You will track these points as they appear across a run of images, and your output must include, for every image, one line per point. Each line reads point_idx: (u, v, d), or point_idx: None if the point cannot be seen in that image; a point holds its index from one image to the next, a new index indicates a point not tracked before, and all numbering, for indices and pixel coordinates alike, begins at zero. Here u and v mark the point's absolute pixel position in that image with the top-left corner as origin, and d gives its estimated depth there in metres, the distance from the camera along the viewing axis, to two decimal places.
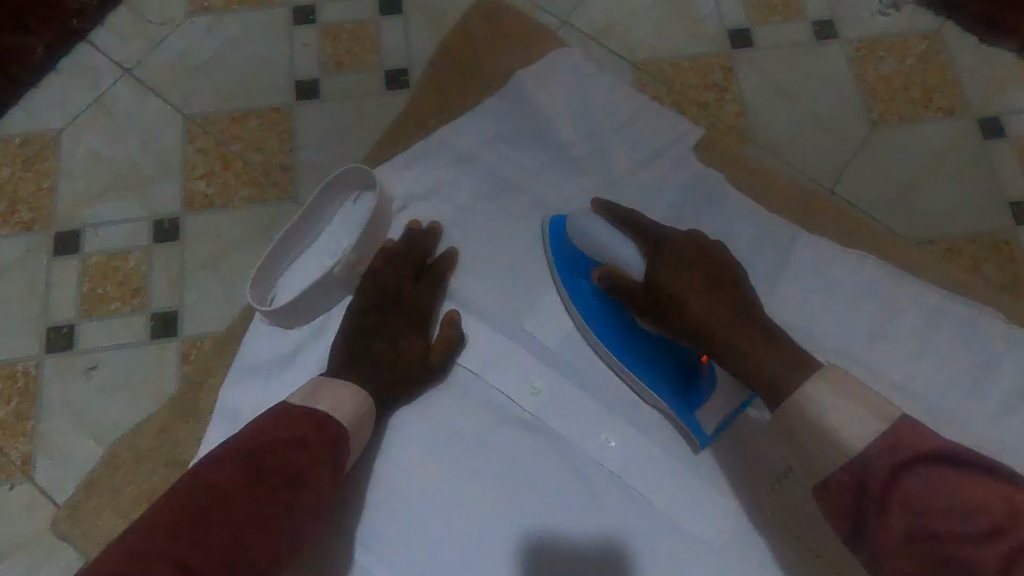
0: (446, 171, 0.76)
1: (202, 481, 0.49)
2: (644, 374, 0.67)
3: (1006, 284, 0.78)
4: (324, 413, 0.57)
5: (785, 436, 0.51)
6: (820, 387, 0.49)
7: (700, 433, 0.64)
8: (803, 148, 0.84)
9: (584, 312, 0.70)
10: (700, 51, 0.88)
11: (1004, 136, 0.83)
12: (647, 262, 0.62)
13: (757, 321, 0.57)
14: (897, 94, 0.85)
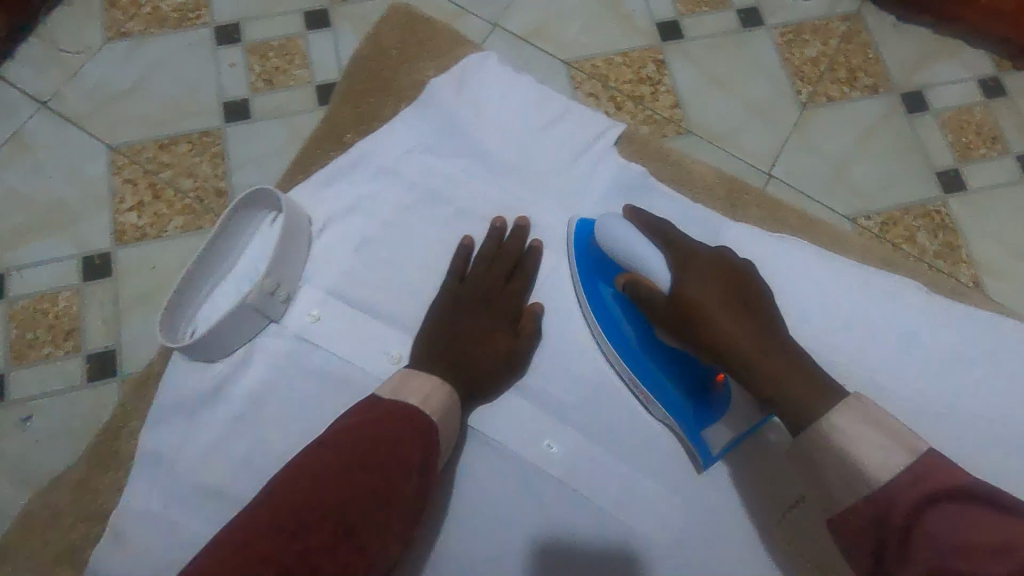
0: (367, 170, 0.69)
1: (301, 472, 0.47)
2: (659, 391, 0.62)
3: (940, 251, 0.82)
4: (410, 406, 0.53)
5: (804, 466, 0.50)
6: (857, 420, 0.48)
7: (707, 452, 0.61)
8: (739, 135, 0.86)
9: (602, 321, 0.64)
10: (630, 45, 0.89)
11: (927, 109, 0.88)
12: (679, 275, 0.58)
13: (784, 348, 0.54)
14: (823, 75, 0.89)
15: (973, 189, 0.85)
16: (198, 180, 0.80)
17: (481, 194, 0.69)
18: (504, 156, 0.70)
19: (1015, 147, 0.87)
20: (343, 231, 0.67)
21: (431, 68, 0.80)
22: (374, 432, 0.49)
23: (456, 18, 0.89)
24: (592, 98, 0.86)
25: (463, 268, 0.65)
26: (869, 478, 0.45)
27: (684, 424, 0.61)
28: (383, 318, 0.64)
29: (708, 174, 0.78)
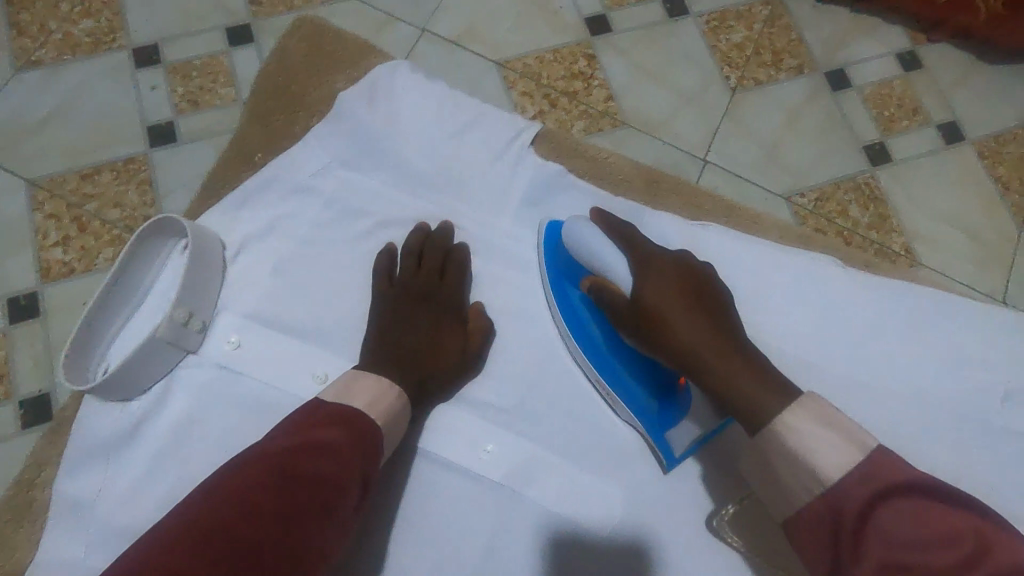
0: (298, 186, 0.67)
1: (228, 488, 0.45)
2: (624, 393, 0.62)
3: (872, 223, 0.85)
4: (353, 412, 0.52)
5: (760, 466, 0.50)
6: (808, 420, 0.47)
7: (670, 453, 0.60)
8: (672, 123, 0.87)
9: (568, 322, 0.65)
10: (560, 42, 0.89)
11: (851, 85, 0.91)
12: (641, 275, 0.58)
13: (742, 350, 0.53)
14: (750, 60, 0.91)
15: (899, 160, 0.88)
16: (126, 210, 0.78)
17: (415, 207, 0.69)
18: (435, 165, 0.70)
19: (934, 117, 0.91)
20: (263, 253, 0.65)
21: (340, 80, 0.79)
22: (312, 439, 0.48)
23: (383, 25, 0.88)
24: (526, 97, 0.86)
25: (390, 269, 0.65)
26: (820, 476, 0.45)
27: (648, 426, 0.61)
28: (308, 338, 0.63)
29: (628, 167, 0.79)
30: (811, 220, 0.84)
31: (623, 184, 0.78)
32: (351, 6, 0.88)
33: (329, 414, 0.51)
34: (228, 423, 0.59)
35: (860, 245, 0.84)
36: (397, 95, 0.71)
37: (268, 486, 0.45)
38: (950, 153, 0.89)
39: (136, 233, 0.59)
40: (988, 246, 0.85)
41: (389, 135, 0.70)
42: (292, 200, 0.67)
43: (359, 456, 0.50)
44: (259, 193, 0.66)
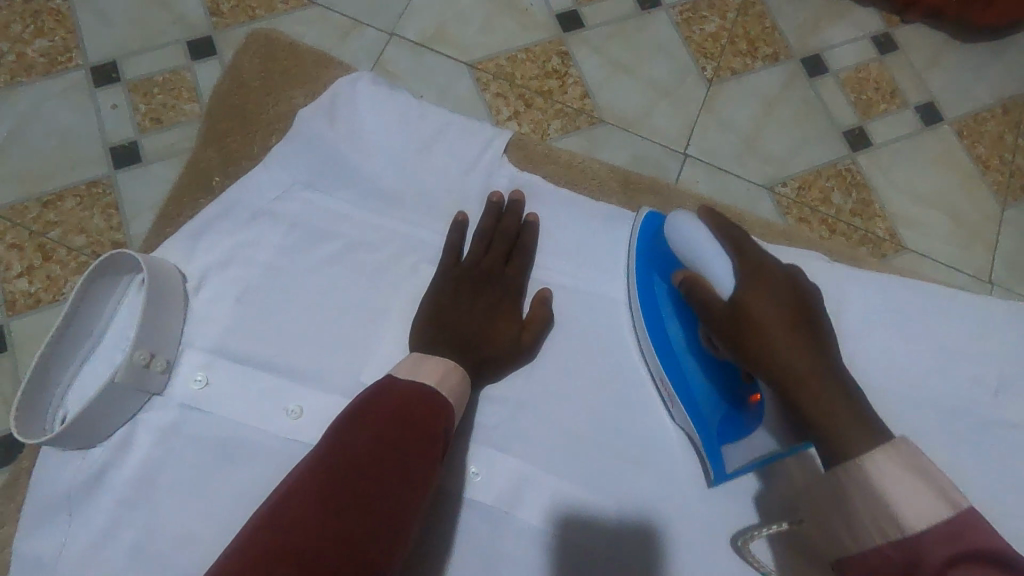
0: (270, 204, 0.65)
1: (334, 449, 0.46)
2: (688, 394, 0.62)
3: (856, 209, 0.84)
4: (430, 387, 0.52)
5: (833, 500, 0.49)
6: (896, 467, 0.46)
7: (719, 467, 0.61)
8: (650, 118, 0.86)
9: (644, 308, 0.65)
10: (532, 40, 0.87)
11: (827, 70, 0.90)
12: (743, 282, 0.55)
13: (842, 385, 0.52)
14: (724, 49, 0.89)
15: (879, 144, 0.87)
16: (93, 236, 0.75)
17: (389, 219, 0.67)
18: (411, 176, 0.68)
19: (912, 99, 0.90)
20: (225, 281, 0.63)
21: (298, 98, 0.77)
22: (403, 415, 0.48)
23: (349, 30, 0.86)
24: (500, 99, 0.85)
25: (459, 247, 0.65)
26: (902, 520, 0.45)
27: (705, 434, 0.61)
28: (274, 371, 0.60)
29: (602, 171, 0.77)
30: (794, 210, 0.83)
31: (599, 189, 0.77)
32: (315, 13, 0.86)
33: (411, 387, 0.51)
34: (200, 467, 0.57)
35: (844, 232, 0.83)
36: (368, 107, 0.69)
37: (371, 463, 0.45)
38: (930, 135, 0.89)
39: (90, 273, 0.56)
40: (971, 227, 0.85)
41: (361, 149, 0.68)
42: (265, 221, 0.65)
43: (444, 430, 0.50)
44: (228, 217, 0.64)
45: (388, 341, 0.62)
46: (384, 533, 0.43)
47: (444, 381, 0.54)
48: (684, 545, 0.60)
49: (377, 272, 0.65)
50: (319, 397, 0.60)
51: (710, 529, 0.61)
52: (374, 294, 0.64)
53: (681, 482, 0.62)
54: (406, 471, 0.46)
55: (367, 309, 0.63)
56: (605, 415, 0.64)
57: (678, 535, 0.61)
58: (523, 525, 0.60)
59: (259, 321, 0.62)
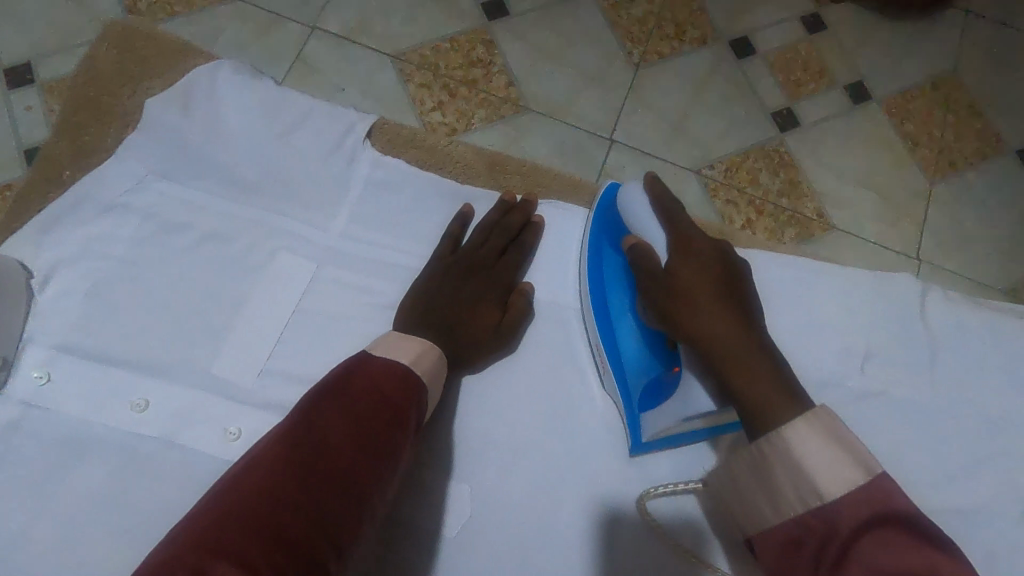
0: (166, 200, 0.63)
1: (303, 429, 0.45)
2: (617, 361, 0.61)
3: (783, 190, 0.84)
4: (402, 364, 0.51)
5: (748, 464, 0.48)
6: (815, 436, 0.45)
7: (638, 431, 0.60)
8: (576, 104, 0.85)
9: (592, 275, 0.64)
10: (457, 29, 0.87)
11: (755, 52, 0.90)
12: (677, 253, 0.58)
13: (768, 355, 0.52)
14: (652, 34, 0.89)
15: (808, 124, 0.87)
16: None
17: (287, 212, 0.64)
18: (311, 166, 0.66)
19: (840, 78, 0.90)
20: (72, 271, 0.60)
21: (156, 88, 0.72)
22: (370, 390, 0.47)
23: (270, 25, 0.85)
24: (423, 89, 0.84)
25: (369, 243, 0.65)
26: (820, 489, 0.43)
27: (627, 400, 0.61)
28: (125, 364, 0.58)
29: (468, 154, 0.72)
30: (720, 192, 0.83)
31: (464, 172, 0.72)
32: (234, 8, 0.85)
33: (382, 363, 0.50)
34: (80, 474, 0.55)
35: (771, 213, 0.83)
36: (268, 95, 0.67)
37: (334, 439, 0.44)
38: (859, 114, 0.88)
39: None
40: (899, 205, 0.85)
41: (260, 140, 0.66)
42: (157, 216, 0.63)
43: (412, 406, 0.49)
44: (118, 213, 0.62)
45: (264, 335, 0.60)
46: (346, 511, 0.42)
47: (421, 359, 0.53)
48: (594, 534, 0.60)
49: (250, 267, 0.62)
50: (177, 391, 0.58)
51: (620, 517, 0.61)
52: (275, 288, 0.62)
53: (595, 471, 0.62)
54: (373, 448, 0.45)
55: (241, 307, 0.61)
56: (515, 406, 0.63)
57: (589, 523, 0.60)
58: (431, 520, 0.59)
59: (133, 315, 0.60)
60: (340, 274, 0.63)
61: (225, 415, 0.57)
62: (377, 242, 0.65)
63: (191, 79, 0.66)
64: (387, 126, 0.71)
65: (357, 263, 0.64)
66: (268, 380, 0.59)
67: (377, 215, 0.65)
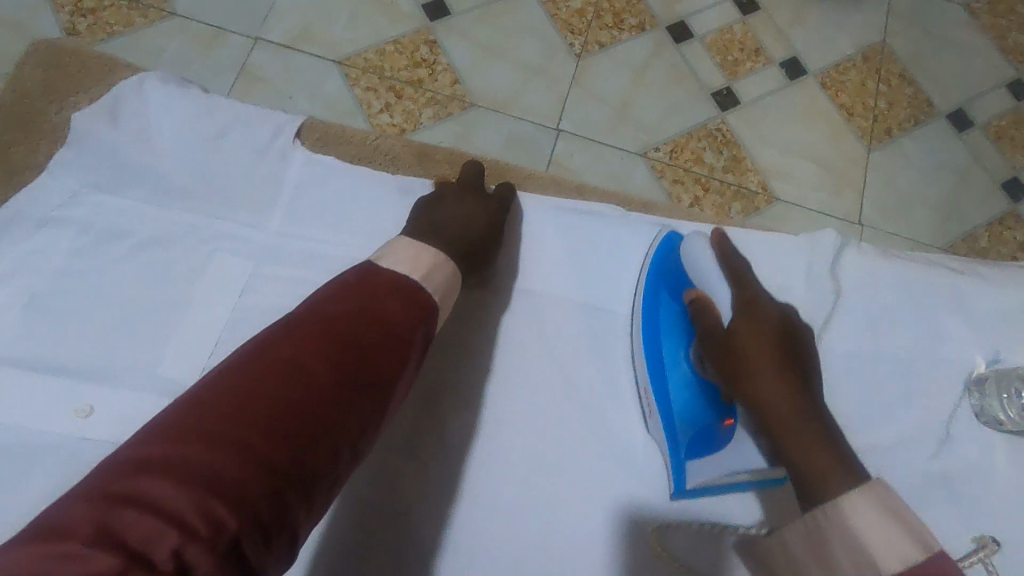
0: (100, 210, 0.62)
1: (280, 354, 0.39)
2: (666, 411, 0.60)
3: (728, 166, 0.87)
4: (409, 279, 0.47)
5: (799, 542, 0.43)
6: (873, 511, 0.40)
7: (681, 481, 0.59)
8: (522, 96, 0.87)
9: (647, 326, 0.63)
10: (400, 32, 0.88)
11: (693, 36, 0.92)
12: (741, 318, 0.56)
13: (824, 418, 0.49)
14: (591, 24, 0.91)
15: (748, 102, 0.90)
16: None
17: (227, 214, 0.63)
18: (252, 166, 0.65)
19: (776, 56, 0.93)
20: (13, 288, 0.59)
21: (83, 102, 0.72)
22: (361, 312, 0.42)
23: (213, 38, 0.85)
24: (370, 92, 0.85)
25: (311, 239, 0.63)
26: (876, 561, 0.38)
27: (674, 450, 0.59)
28: (68, 373, 0.58)
29: (396, 146, 0.70)
30: (667, 172, 0.85)
31: (392, 163, 0.70)
32: (175, 23, 0.85)
33: (383, 279, 0.45)
34: (22, 488, 0.53)
35: (717, 189, 0.86)
36: (203, 99, 0.66)
37: (307, 368, 0.38)
38: (796, 89, 0.91)
39: None
40: (839, 172, 0.88)
41: (198, 144, 0.64)
42: (92, 226, 0.62)
43: (416, 328, 0.44)
44: (57, 225, 0.62)
45: (212, 336, 0.60)
46: (321, 443, 0.37)
47: (431, 276, 0.49)
48: (561, 509, 0.60)
49: (193, 270, 0.61)
50: (132, 395, 0.57)
51: (585, 490, 0.61)
52: (217, 291, 0.61)
53: (555, 451, 0.62)
54: (357, 376, 0.40)
55: (184, 311, 0.60)
56: (473, 391, 0.63)
57: (555, 499, 0.61)
58: (394, 510, 0.59)
59: (73, 328, 0.59)
60: (277, 269, 0.62)
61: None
62: (321, 238, 0.63)
63: (121, 88, 0.65)
64: (315, 125, 0.69)
65: (301, 258, 0.63)
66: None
67: (320, 210, 0.64)
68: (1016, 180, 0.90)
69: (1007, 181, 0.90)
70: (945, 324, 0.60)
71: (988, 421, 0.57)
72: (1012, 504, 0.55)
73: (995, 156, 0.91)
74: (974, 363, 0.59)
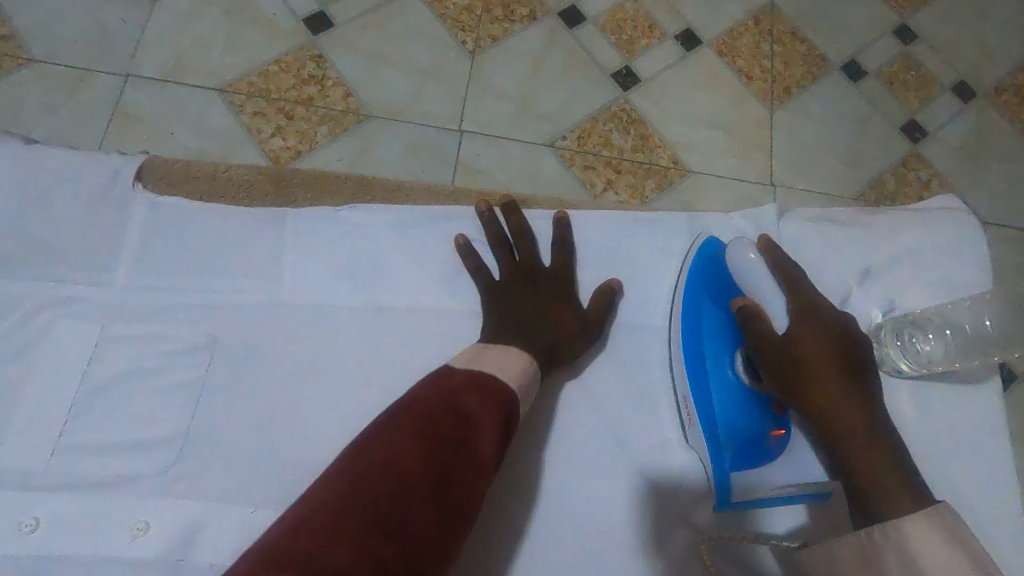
0: None
1: (386, 455, 0.38)
2: (711, 420, 0.55)
3: (637, 145, 0.86)
4: (490, 375, 0.46)
5: (841, 543, 0.43)
6: (935, 531, 0.39)
7: (727, 492, 0.54)
8: (420, 101, 0.84)
9: (688, 328, 0.58)
10: (282, 50, 0.84)
11: (585, 19, 0.91)
12: (796, 320, 0.53)
13: (886, 433, 0.48)
14: (481, 19, 0.89)
15: (648, 78, 0.89)
16: None
17: (72, 266, 0.54)
18: (102, 207, 0.56)
19: (670, 29, 0.93)
20: None
21: None
22: (453, 413, 0.41)
23: (78, 81, 0.79)
24: (258, 117, 0.81)
25: (183, 283, 0.55)
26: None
27: (719, 463, 0.54)
28: None
29: (251, 174, 0.63)
30: (577, 160, 0.84)
31: (246, 194, 0.62)
32: (33, 70, 0.79)
33: (462, 378, 0.45)
34: None
35: (629, 169, 0.85)
36: (28, 151, 0.56)
37: (409, 471, 0.38)
38: (693, 60, 0.91)
39: None
40: (745, 136, 0.88)
41: (30, 196, 0.55)
42: None
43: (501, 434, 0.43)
44: None
45: (53, 419, 0.50)
46: (417, 562, 0.36)
47: (506, 368, 0.47)
48: (505, 536, 0.53)
49: (25, 345, 0.51)
50: None
51: (534, 507, 0.54)
52: (68, 358, 0.52)
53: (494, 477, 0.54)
54: (447, 489, 0.39)
55: (24, 385, 0.50)
56: None
57: (498, 527, 0.53)
58: None
59: None
60: (129, 329, 0.53)
61: (21, 504, 0.47)
62: (194, 284, 0.55)
63: None
64: (156, 163, 0.60)
65: (167, 309, 0.54)
66: (65, 469, 0.49)
67: (191, 254, 0.56)
68: (913, 121, 0.93)
69: (904, 124, 0.92)
70: (854, 275, 0.61)
71: (890, 370, 0.57)
72: (937, 441, 0.56)
73: (891, 102, 0.93)
74: (870, 314, 0.59)
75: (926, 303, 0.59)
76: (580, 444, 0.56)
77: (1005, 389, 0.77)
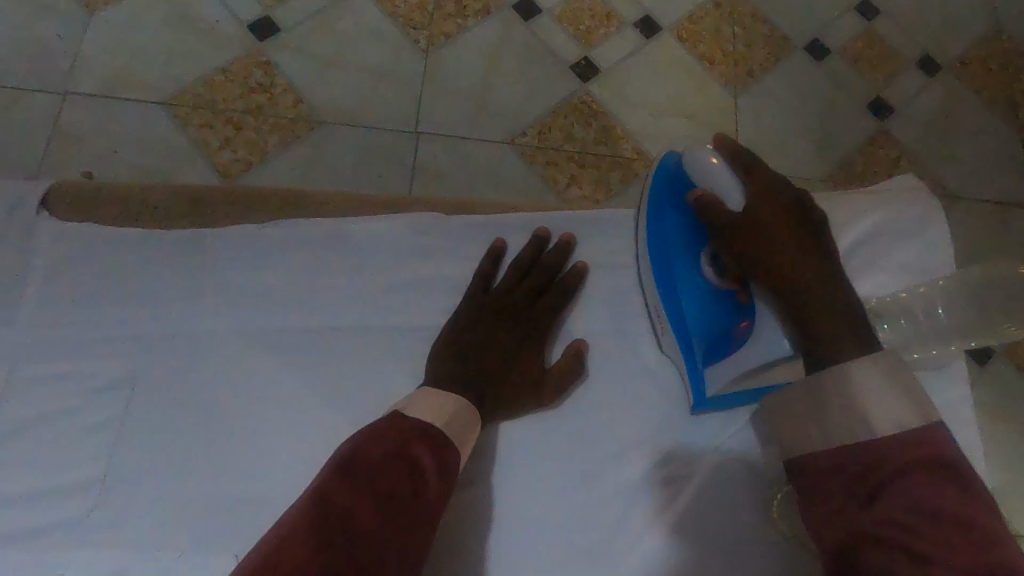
0: None
1: (330, 504, 0.37)
2: (677, 322, 0.55)
3: (600, 137, 0.84)
4: (436, 429, 0.43)
5: (802, 405, 0.43)
6: (879, 377, 0.40)
7: (701, 390, 0.54)
8: (374, 103, 0.81)
9: (651, 233, 0.58)
10: (227, 58, 0.81)
11: (540, 10, 0.89)
12: (754, 194, 0.49)
13: (840, 286, 0.46)
14: (433, 16, 0.86)
15: (607, 68, 0.87)
16: None
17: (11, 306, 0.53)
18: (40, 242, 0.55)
19: (628, 16, 0.90)
20: None
21: None
22: (402, 458, 0.40)
23: (13, 103, 0.76)
24: (206, 129, 0.78)
25: (123, 314, 0.54)
26: (873, 424, 0.39)
27: (689, 359, 0.55)
28: None
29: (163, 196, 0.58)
30: (539, 156, 0.82)
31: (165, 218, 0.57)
32: None
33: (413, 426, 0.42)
34: None
35: (593, 162, 0.83)
36: None
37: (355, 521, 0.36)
38: (653, 46, 0.89)
39: None
40: (710, 122, 0.87)
41: None
42: None
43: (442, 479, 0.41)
44: None
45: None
46: None
47: (454, 423, 0.45)
48: (470, 552, 0.51)
49: None
50: None
51: (503, 517, 0.52)
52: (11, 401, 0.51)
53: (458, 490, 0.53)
54: (398, 533, 0.37)
55: None
56: None
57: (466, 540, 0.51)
58: None
59: None
60: (69, 365, 0.52)
61: None
62: (135, 312, 0.54)
63: None
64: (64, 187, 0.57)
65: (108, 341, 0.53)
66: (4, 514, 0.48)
67: (132, 282, 0.55)
68: (880, 98, 0.91)
69: (871, 101, 0.91)
70: None
71: None
72: None
73: (856, 79, 0.92)
74: None
75: (888, 290, 0.58)
76: (547, 450, 0.55)
77: (980, 362, 0.77)
